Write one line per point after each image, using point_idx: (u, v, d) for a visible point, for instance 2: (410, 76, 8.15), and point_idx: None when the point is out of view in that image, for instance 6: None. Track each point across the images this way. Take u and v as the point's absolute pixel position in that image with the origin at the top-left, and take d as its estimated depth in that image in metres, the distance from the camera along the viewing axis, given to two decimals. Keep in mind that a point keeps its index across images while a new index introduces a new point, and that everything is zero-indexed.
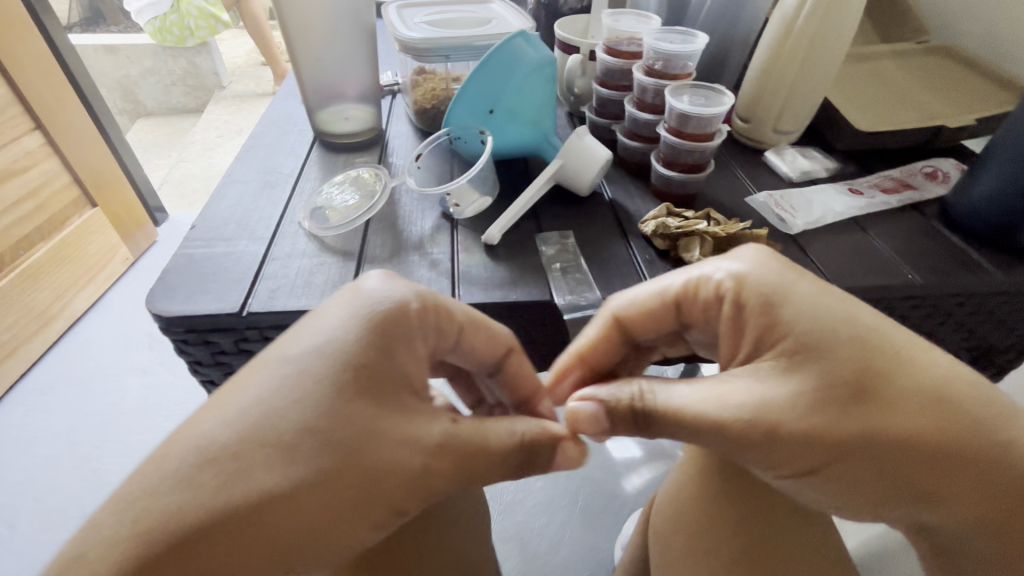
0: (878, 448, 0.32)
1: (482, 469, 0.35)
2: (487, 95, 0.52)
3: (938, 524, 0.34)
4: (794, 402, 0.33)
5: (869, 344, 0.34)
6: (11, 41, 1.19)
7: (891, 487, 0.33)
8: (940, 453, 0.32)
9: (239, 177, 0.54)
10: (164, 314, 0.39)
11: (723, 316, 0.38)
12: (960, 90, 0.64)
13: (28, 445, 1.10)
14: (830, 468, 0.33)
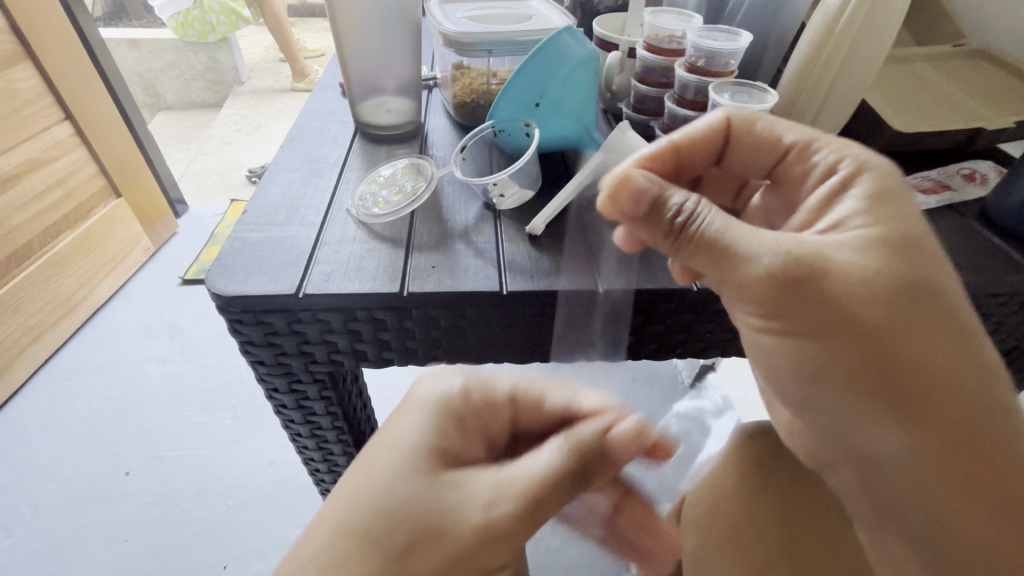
0: (901, 336, 0.35)
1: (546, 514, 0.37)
2: (534, 87, 0.53)
3: (893, 450, 0.38)
4: (846, 271, 0.36)
5: (938, 263, 0.38)
6: (45, 34, 1.22)
7: (890, 391, 0.36)
8: (939, 370, 0.36)
9: (285, 166, 0.56)
10: (224, 292, 0.42)
11: (823, 180, 0.41)
12: (998, 93, 0.64)
13: (53, 429, 1.13)
14: (831, 333, 0.36)
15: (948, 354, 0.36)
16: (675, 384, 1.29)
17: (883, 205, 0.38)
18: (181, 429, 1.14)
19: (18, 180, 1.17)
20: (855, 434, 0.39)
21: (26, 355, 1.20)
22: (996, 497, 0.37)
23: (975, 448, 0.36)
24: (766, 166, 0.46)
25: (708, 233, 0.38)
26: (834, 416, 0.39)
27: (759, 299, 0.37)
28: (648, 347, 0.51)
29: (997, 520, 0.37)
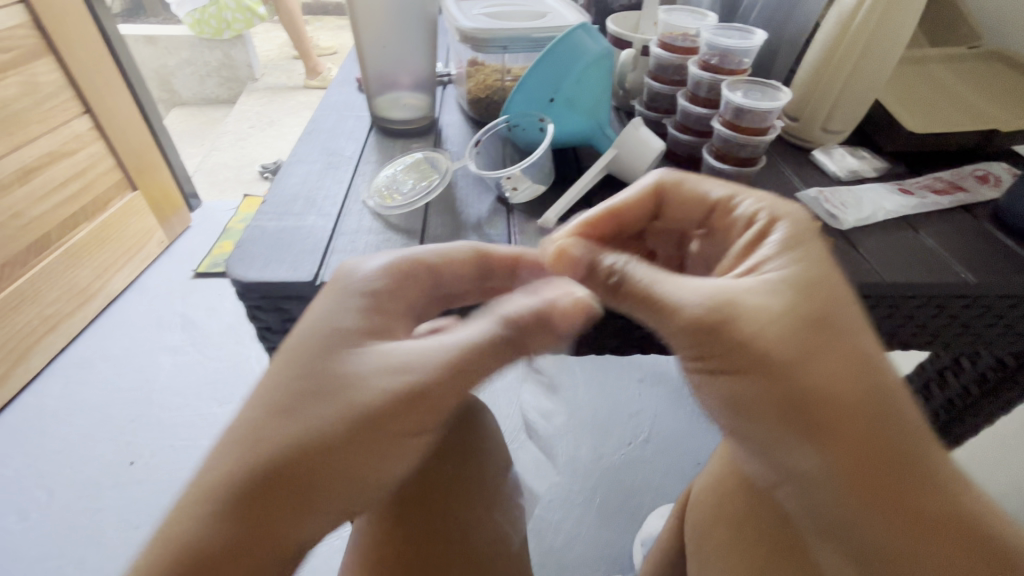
0: (810, 369, 0.35)
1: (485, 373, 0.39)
2: (549, 84, 0.54)
3: (813, 480, 0.37)
4: (751, 308, 0.36)
5: (839, 300, 0.37)
6: (66, 30, 1.25)
7: (796, 422, 0.36)
8: (857, 405, 0.34)
9: (302, 158, 0.57)
10: (243, 279, 0.43)
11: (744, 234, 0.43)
12: (1012, 95, 0.64)
13: (68, 415, 1.15)
14: (745, 360, 0.36)
15: (866, 388, 0.35)
16: (681, 385, 1.29)
17: (792, 249, 0.39)
18: (192, 419, 1.16)
19: (39, 171, 1.19)
20: (782, 457, 0.38)
21: (44, 343, 1.23)
22: (925, 530, 0.35)
23: (900, 483, 0.35)
24: (699, 219, 0.48)
25: (637, 287, 0.40)
26: (759, 443, 0.39)
27: (682, 339, 0.39)
28: (658, 341, 0.53)
29: (932, 556, 0.35)
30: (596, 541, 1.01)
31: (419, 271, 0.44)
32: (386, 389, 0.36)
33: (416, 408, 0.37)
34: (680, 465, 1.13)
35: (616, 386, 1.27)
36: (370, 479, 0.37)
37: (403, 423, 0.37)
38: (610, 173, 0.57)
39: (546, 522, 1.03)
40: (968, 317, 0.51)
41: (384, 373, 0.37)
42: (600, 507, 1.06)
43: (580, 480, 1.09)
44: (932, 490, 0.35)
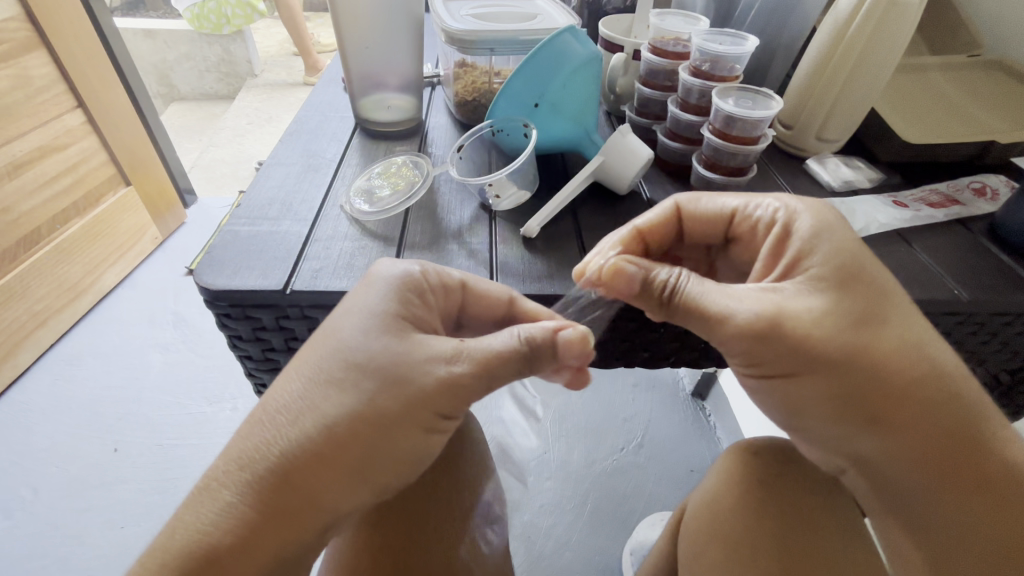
0: (875, 359, 0.39)
1: (502, 373, 0.38)
2: (533, 91, 0.53)
3: (874, 460, 0.41)
4: (810, 311, 0.39)
5: (877, 290, 0.40)
6: (59, 22, 1.23)
7: (855, 410, 0.40)
8: (915, 383, 0.39)
9: (283, 159, 0.56)
10: (211, 287, 0.41)
11: (770, 238, 0.44)
12: (1012, 106, 0.63)
13: (53, 414, 1.13)
14: (806, 364, 0.39)
15: (915, 370, 0.39)
16: (675, 391, 1.28)
17: (819, 238, 0.41)
18: (181, 418, 1.14)
19: (29, 166, 1.18)
20: (843, 445, 0.43)
21: (32, 340, 1.21)
22: (983, 486, 0.41)
23: (954, 446, 0.40)
24: (720, 232, 0.48)
25: (690, 302, 0.40)
26: (823, 436, 0.43)
27: (735, 345, 0.40)
28: (640, 354, 0.51)
29: (984, 507, 0.41)
30: (588, 549, 0.99)
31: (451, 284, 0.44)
32: (421, 378, 0.37)
33: (434, 407, 0.38)
34: (673, 471, 1.12)
35: (610, 391, 1.26)
36: (393, 462, 0.38)
37: (416, 421, 0.38)
38: (596, 180, 0.55)
39: (537, 528, 1.02)
40: (961, 334, 0.50)
41: (404, 376, 0.37)
42: (591, 514, 1.04)
43: (573, 485, 1.08)
44: (975, 447, 0.41)
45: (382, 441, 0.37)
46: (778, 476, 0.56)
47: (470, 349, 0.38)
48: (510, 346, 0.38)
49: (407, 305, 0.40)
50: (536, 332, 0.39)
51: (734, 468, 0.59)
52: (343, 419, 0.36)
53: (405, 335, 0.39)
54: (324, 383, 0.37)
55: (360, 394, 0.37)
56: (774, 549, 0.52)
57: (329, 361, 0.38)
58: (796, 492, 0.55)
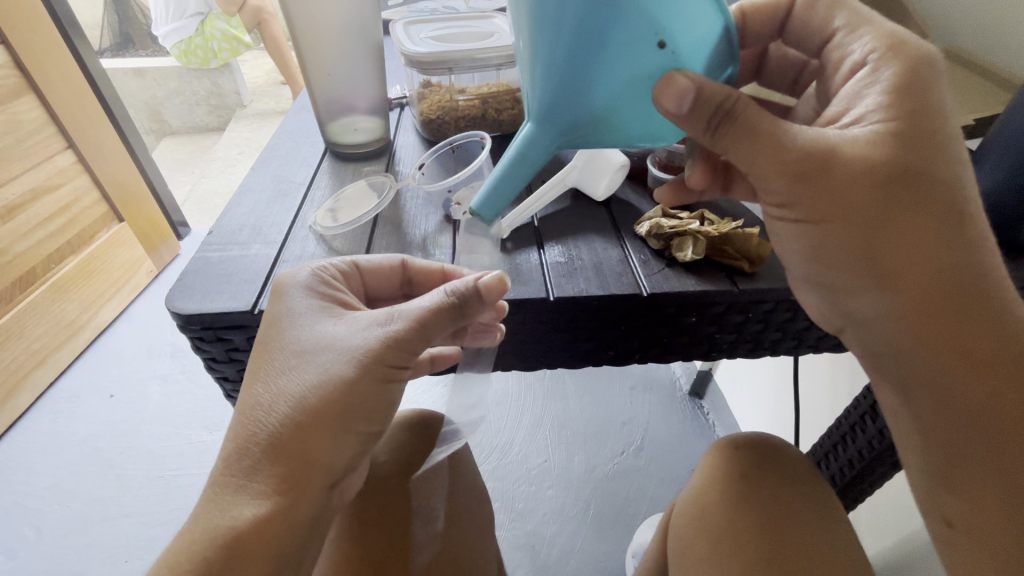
0: (877, 191, 0.37)
1: (431, 324, 0.41)
2: (654, 35, 0.36)
3: (869, 318, 0.41)
4: (856, 145, 0.37)
5: (891, 174, 0.37)
6: (49, 67, 1.27)
7: (863, 260, 0.39)
8: (928, 203, 0.37)
9: (254, 186, 0.58)
10: (182, 312, 0.43)
11: (801, 153, 0.38)
12: (959, 88, 0.62)
13: (54, 451, 1.14)
14: (837, 208, 0.38)
15: (902, 200, 0.37)
16: (673, 391, 1.28)
17: (898, 96, 0.38)
18: (182, 448, 1.15)
19: (22, 209, 1.20)
20: (842, 301, 0.42)
21: (33, 378, 1.23)
22: (978, 354, 0.39)
23: (953, 310, 0.39)
24: (773, 158, 0.38)
25: (747, 128, 0.38)
26: (838, 303, 0.42)
27: (780, 180, 0.39)
28: (606, 353, 0.50)
29: (988, 386, 0.39)
30: (593, 553, 0.99)
31: (345, 269, 0.48)
32: (362, 342, 0.41)
33: (387, 361, 0.41)
34: (670, 469, 1.12)
35: (605, 394, 1.27)
36: (370, 417, 0.42)
37: (369, 377, 0.40)
38: (576, 187, 0.58)
39: (540, 538, 1.02)
40: None
41: (346, 353, 0.40)
42: (594, 519, 1.04)
43: (573, 491, 1.08)
44: (983, 323, 0.39)
45: (353, 404, 0.40)
46: (758, 469, 0.60)
47: (401, 311, 0.41)
48: (436, 301, 0.42)
49: (325, 295, 0.44)
50: (457, 287, 0.41)
51: (716, 465, 0.63)
52: (311, 395, 0.40)
53: (337, 313, 0.43)
54: (276, 375, 0.41)
55: (318, 369, 0.40)
56: (763, 536, 0.55)
57: (281, 359, 0.41)
58: (772, 487, 0.59)
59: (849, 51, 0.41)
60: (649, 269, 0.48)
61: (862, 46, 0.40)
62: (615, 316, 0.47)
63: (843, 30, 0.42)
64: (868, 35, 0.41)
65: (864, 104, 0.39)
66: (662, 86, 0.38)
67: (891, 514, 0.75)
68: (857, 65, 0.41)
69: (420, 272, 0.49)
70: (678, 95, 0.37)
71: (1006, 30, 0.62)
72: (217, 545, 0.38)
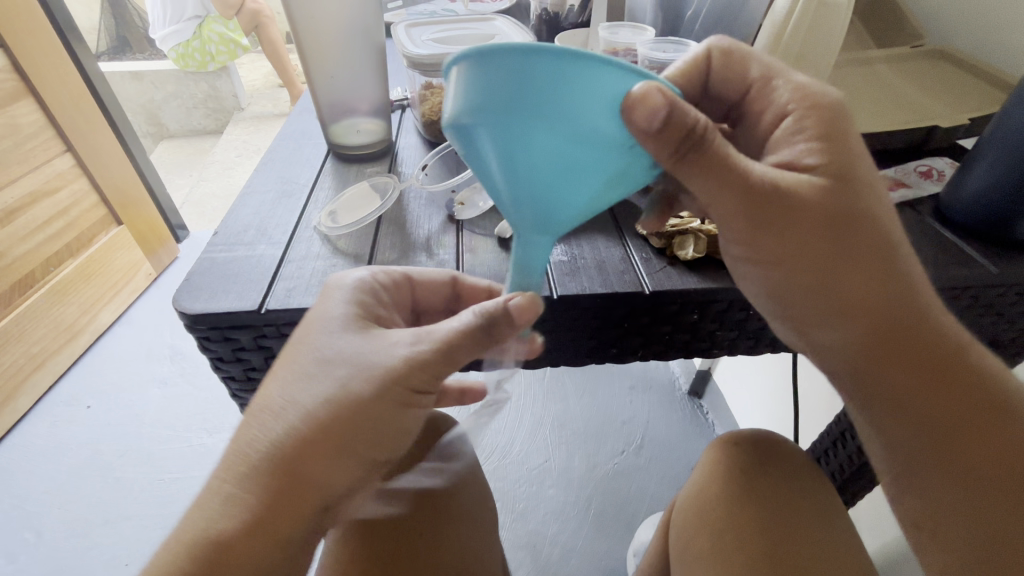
0: (826, 236, 0.39)
1: (457, 347, 0.41)
2: (608, 110, 0.31)
3: (832, 345, 0.42)
4: (807, 188, 0.38)
5: (839, 215, 0.39)
6: (47, 70, 1.27)
7: (823, 294, 0.40)
8: (869, 241, 0.39)
9: (258, 187, 0.58)
10: (189, 312, 0.44)
11: (757, 189, 0.37)
12: (952, 90, 0.63)
13: (53, 454, 1.14)
14: (798, 251, 0.39)
15: (849, 241, 0.39)
16: (673, 390, 1.29)
17: (832, 141, 0.39)
18: (182, 450, 1.15)
19: (21, 212, 1.20)
20: (808, 334, 0.43)
21: (31, 382, 1.22)
22: (941, 369, 0.41)
23: (909, 335, 0.41)
24: (741, 192, 0.37)
25: (714, 158, 0.36)
26: (801, 334, 0.43)
27: (742, 217, 0.38)
28: (608, 350, 0.51)
29: (947, 398, 0.41)
30: (595, 552, 1.00)
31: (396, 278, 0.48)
32: (390, 357, 0.41)
33: (406, 382, 0.41)
34: (671, 469, 1.12)
35: (608, 394, 1.27)
36: (385, 439, 0.42)
37: (390, 395, 0.40)
38: None
39: (541, 538, 1.02)
40: (959, 309, 0.51)
41: (312, 395, 0.40)
42: (596, 518, 1.04)
43: (574, 491, 1.09)
44: (934, 335, 0.41)
45: (365, 425, 0.40)
46: (758, 465, 0.61)
47: (430, 331, 0.41)
48: (465, 323, 0.41)
49: (367, 307, 0.45)
50: (489, 307, 0.41)
51: (717, 461, 0.63)
52: (322, 408, 0.39)
53: (368, 329, 0.43)
54: (295, 381, 0.41)
55: (335, 384, 0.40)
56: (762, 530, 0.56)
57: (303, 364, 0.41)
58: (771, 482, 0.59)
59: (771, 100, 0.42)
60: (652, 267, 0.49)
61: (779, 101, 0.41)
62: (617, 315, 0.48)
63: (758, 80, 0.43)
64: (783, 90, 0.41)
65: (797, 149, 0.39)
66: (631, 103, 0.31)
67: (889, 511, 0.76)
68: (778, 116, 0.41)
69: (467, 287, 0.49)
70: (651, 113, 0.31)
71: (999, 31, 0.62)
72: (229, 537, 0.39)
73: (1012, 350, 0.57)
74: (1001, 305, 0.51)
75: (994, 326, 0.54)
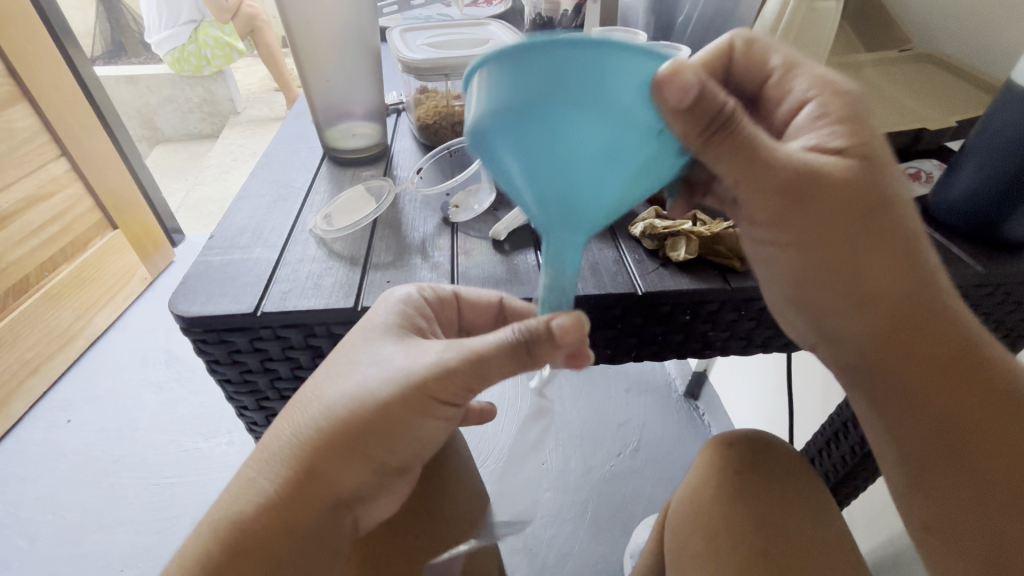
0: (851, 217, 0.39)
1: (488, 365, 0.39)
2: (637, 98, 0.32)
3: (851, 331, 0.42)
4: (834, 169, 0.38)
5: (864, 196, 0.39)
6: (42, 75, 1.27)
7: (845, 277, 0.40)
8: (891, 224, 0.39)
9: (254, 191, 0.59)
10: (186, 314, 0.44)
11: (788, 175, 0.37)
12: (940, 94, 0.63)
13: (47, 461, 1.14)
14: (824, 235, 0.39)
15: (873, 222, 0.39)
16: (669, 392, 1.29)
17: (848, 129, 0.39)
18: (178, 455, 1.15)
19: (15, 217, 1.20)
20: (825, 321, 0.43)
21: (25, 387, 1.22)
22: (955, 353, 0.41)
23: (928, 318, 0.41)
24: (772, 179, 0.38)
25: (742, 144, 0.37)
26: (819, 321, 0.43)
27: (772, 202, 0.38)
28: (604, 351, 0.51)
29: (950, 387, 0.41)
30: (592, 554, 1.00)
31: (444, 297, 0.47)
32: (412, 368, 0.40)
33: (430, 391, 0.39)
34: (668, 470, 1.13)
35: (605, 396, 1.28)
36: (391, 445, 0.41)
37: (410, 403, 0.39)
38: None
39: (539, 540, 1.02)
40: None
41: (350, 386, 0.40)
42: (592, 520, 1.05)
43: (572, 493, 1.09)
44: (947, 319, 0.41)
45: (390, 427, 0.40)
46: (752, 465, 0.61)
47: (460, 344, 0.40)
48: (500, 338, 0.39)
49: (412, 322, 0.44)
50: (529, 322, 0.39)
51: (711, 460, 0.63)
52: (349, 406, 0.40)
53: (406, 339, 0.42)
54: (333, 375, 0.41)
55: (361, 382, 0.40)
56: (755, 529, 0.56)
57: (344, 362, 0.42)
58: (765, 482, 0.60)
59: (789, 90, 0.42)
60: (644, 268, 0.49)
61: (800, 88, 0.41)
62: (611, 315, 0.48)
63: (780, 69, 0.42)
64: (803, 78, 0.41)
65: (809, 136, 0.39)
66: (662, 81, 0.32)
67: (882, 511, 0.76)
68: (800, 101, 0.41)
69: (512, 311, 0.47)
70: (681, 90, 0.32)
71: (985, 36, 0.64)
72: (231, 539, 0.40)
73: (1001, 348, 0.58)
74: (988, 304, 0.52)
75: (982, 325, 0.54)
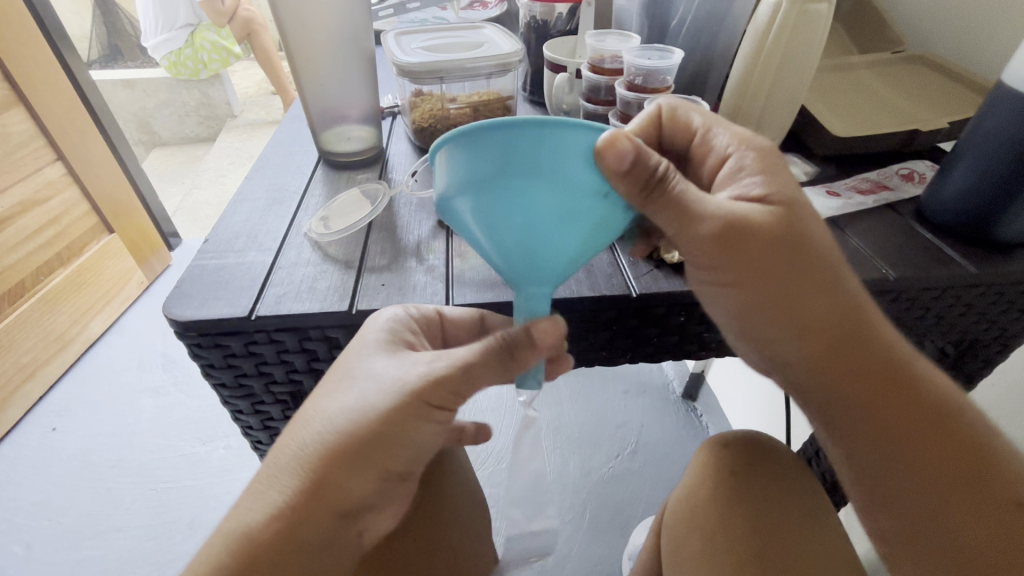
0: (781, 255, 0.38)
1: (477, 370, 0.40)
2: (583, 168, 0.34)
3: (794, 363, 0.43)
4: (755, 215, 0.37)
5: (791, 230, 0.39)
6: (38, 79, 1.26)
7: (784, 309, 0.40)
8: (816, 258, 0.40)
9: (249, 195, 0.59)
10: (180, 318, 0.44)
11: (721, 223, 0.37)
12: (933, 95, 0.64)
13: (44, 466, 1.13)
14: (756, 273, 0.39)
15: (805, 258, 0.39)
16: (666, 394, 1.29)
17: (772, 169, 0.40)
18: (174, 460, 1.14)
19: (10, 222, 1.20)
20: (770, 352, 0.44)
21: (20, 392, 1.21)
22: (893, 383, 0.42)
23: (864, 349, 0.41)
24: (704, 225, 0.37)
25: (672, 195, 0.37)
26: (767, 352, 0.44)
27: (707, 247, 0.38)
28: (600, 353, 0.51)
29: (892, 412, 0.42)
30: (591, 556, 1.00)
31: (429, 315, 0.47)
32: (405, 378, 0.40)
33: (426, 398, 0.40)
34: (666, 472, 1.13)
35: (602, 398, 1.28)
36: (393, 454, 0.41)
37: (410, 411, 0.40)
38: None
39: None
40: (940, 308, 0.52)
41: (338, 406, 0.41)
42: (591, 522, 1.05)
43: (570, 495, 1.09)
44: (876, 347, 0.42)
45: (386, 442, 0.40)
46: (749, 465, 0.61)
47: (449, 353, 0.41)
48: (486, 345, 0.40)
49: (403, 337, 0.44)
50: (512, 329, 0.40)
51: (707, 461, 0.63)
52: (350, 418, 0.40)
53: (397, 352, 0.43)
54: (326, 395, 0.42)
55: (357, 397, 0.41)
56: (753, 530, 0.56)
57: (337, 382, 0.42)
58: (762, 483, 0.60)
59: (712, 146, 0.42)
60: (639, 270, 0.49)
61: None
62: (605, 317, 0.48)
63: None
64: None
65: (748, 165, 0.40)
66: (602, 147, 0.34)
67: None
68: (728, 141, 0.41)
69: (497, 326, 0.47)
70: (620, 154, 0.34)
71: (977, 38, 0.64)
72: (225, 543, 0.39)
73: (995, 347, 0.58)
74: (981, 304, 0.52)
75: (974, 325, 0.55)
